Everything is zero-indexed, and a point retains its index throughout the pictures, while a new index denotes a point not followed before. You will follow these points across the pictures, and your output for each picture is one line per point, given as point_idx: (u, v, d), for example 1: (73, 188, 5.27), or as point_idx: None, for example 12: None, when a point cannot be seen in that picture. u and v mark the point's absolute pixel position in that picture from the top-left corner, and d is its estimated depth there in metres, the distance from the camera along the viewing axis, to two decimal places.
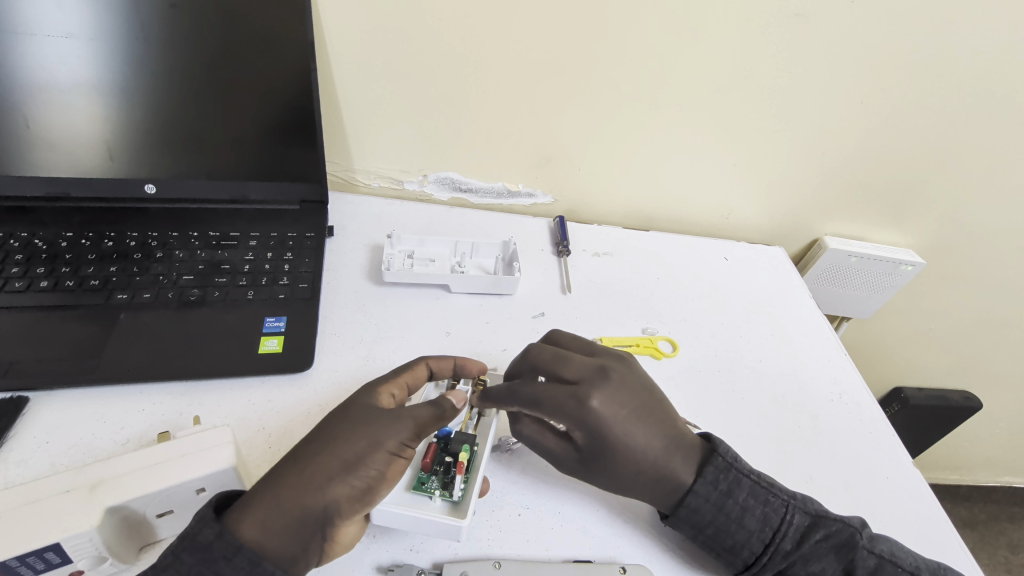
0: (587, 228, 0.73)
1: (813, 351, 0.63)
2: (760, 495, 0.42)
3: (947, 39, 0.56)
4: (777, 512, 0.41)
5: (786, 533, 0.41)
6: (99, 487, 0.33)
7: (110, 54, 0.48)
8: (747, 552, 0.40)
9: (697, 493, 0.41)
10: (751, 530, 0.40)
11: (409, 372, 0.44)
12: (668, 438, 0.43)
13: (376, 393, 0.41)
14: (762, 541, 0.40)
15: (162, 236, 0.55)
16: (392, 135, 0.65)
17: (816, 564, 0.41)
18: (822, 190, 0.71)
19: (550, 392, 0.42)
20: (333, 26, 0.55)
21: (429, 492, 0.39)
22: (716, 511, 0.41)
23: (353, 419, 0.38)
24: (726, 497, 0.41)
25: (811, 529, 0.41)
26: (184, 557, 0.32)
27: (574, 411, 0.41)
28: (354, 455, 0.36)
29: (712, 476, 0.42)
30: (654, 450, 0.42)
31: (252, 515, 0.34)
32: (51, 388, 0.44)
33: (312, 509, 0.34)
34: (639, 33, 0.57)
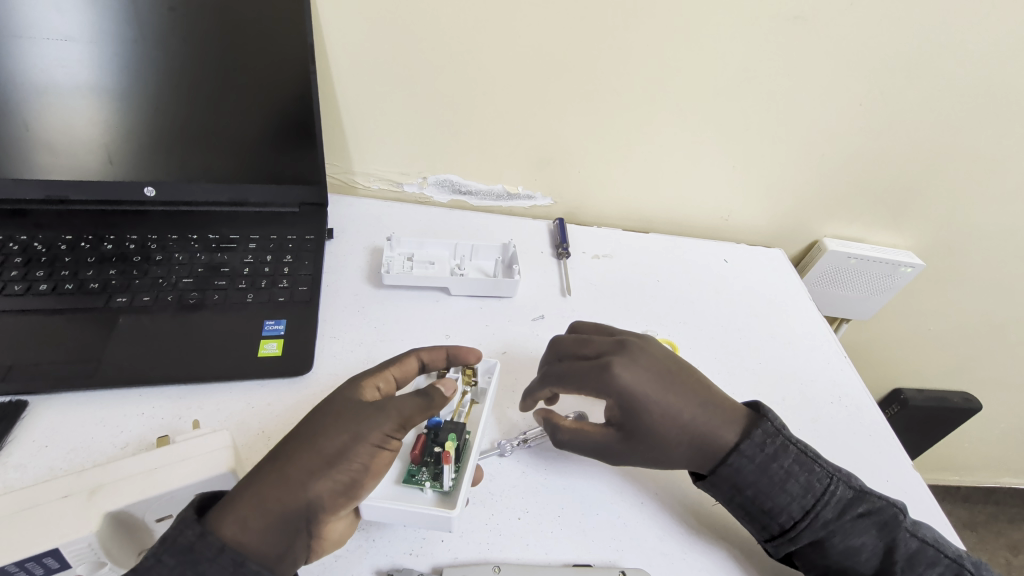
0: (587, 231, 0.73)
1: (812, 353, 0.63)
2: (806, 464, 0.41)
3: (947, 42, 0.56)
4: (822, 481, 0.41)
5: (829, 502, 0.40)
6: (98, 492, 0.33)
7: (110, 58, 0.48)
8: (785, 517, 0.40)
9: (742, 452, 0.41)
10: (794, 495, 0.40)
11: (395, 364, 0.44)
12: (702, 402, 0.43)
13: (359, 388, 0.40)
14: (802, 507, 0.40)
15: (161, 239, 0.55)
16: (392, 137, 0.65)
17: (856, 539, 0.39)
18: (821, 192, 0.71)
19: (571, 370, 0.45)
20: (333, 29, 0.55)
21: (419, 484, 0.39)
22: (760, 473, 0.41)
23: (333, 413, 0.38)
24: (771, 461, 0.41)
25: (854, 502, 0.40)
26: (165, 560, 0.31)
27: (597, 383, 0.43)
28: (335, 450, 0.36)
29: (759, 439, 0.42)
30: (687, 415, 0.42)
31: (232, 514, 0.33)
32: (50, 392, 0.44)
33: (295, 506, 0.34)
34: (639, 36, 0.57)
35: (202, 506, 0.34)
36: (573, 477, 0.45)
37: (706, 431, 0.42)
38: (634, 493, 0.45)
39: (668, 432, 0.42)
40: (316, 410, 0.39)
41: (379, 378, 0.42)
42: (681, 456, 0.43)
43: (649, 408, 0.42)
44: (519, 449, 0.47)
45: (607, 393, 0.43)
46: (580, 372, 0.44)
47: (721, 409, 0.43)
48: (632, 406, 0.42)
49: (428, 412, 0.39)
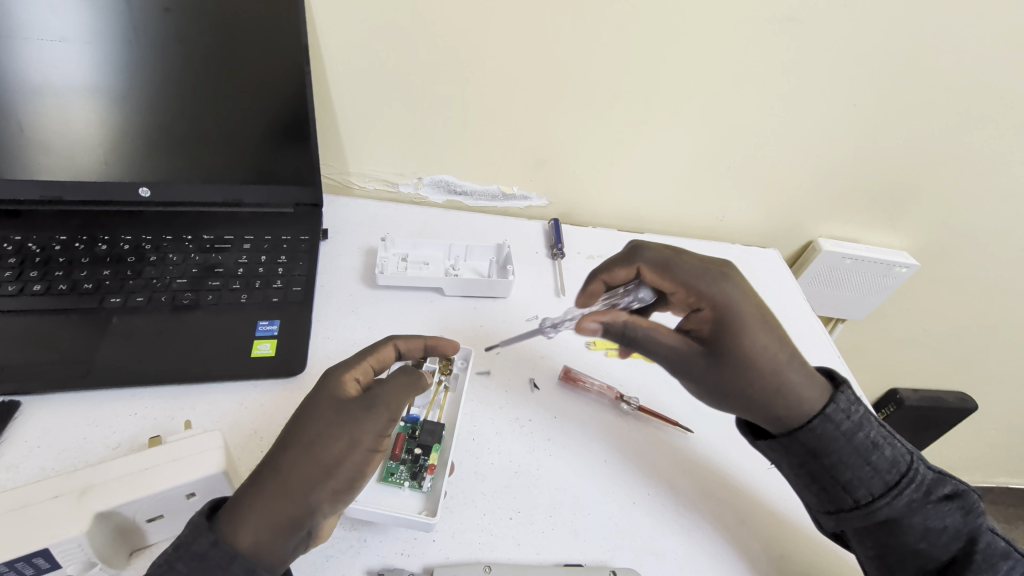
0: (582, 231, 0.73)
1: (805, 354, 0.63)
2: (891, 438, 0.41)
3: (940, 43, 0.57)
4: (905, 458, 0.41)
5: (913, 481, 0.40)
6: (88, 492, 0.33)
7: (104, 58, 0.48)
8: (864, 491, 0.40)
9: (828, 416, 0.41)
10: (878, 470, 0.40)
11: (374, 355, 0.43)
12: (793, 356, 0.42)
13: (342, 380, 0.39)
14: (885, 483, 0.40)
15: (156, 239, 0.55)
16: (386, 137, 0.65)
17: (937, 521, 0.39)
18: (816, 192, 0.71)
19: (688, 264, 0.46)
20: (328, 30, 0.55)
21: (398, 483, 0.41)
22: (844, 442, 0.40)
23: (322, 417, 0.36)
24: (858, 429, 0.41)
25: (937, 484, 0.40)
26: (177, 568, 0.30)
27: (705, 280, 0.44)
28: (335, 458, 0.35)
29: (845, 404, 0.41)
30: (783, 357, 0.42)
31: (242, 527, 0.32)
32: (42, 393, 0.44)
33: (298, 518, 0.34)
34: (632, 38, 0.57)
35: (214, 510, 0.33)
36: (564, 477, 0.45)
37: (793, 391, 0.41)
38: (624, 494, 0.45)
39: (755, 365, 0.42)
40: (303, 412, 0.37)
41: (359, 370, 0.41)
42: (756, 400, 0.42)
43: (746, 328, 0.42)
44: (509, 449, 0.47)
45: (710, 296, 0.44)
46: (688, 269, 0.46)
47: (807, 366, 0.43)
48: (732, 320, 0.42)
49: (413, 391, 0.40)
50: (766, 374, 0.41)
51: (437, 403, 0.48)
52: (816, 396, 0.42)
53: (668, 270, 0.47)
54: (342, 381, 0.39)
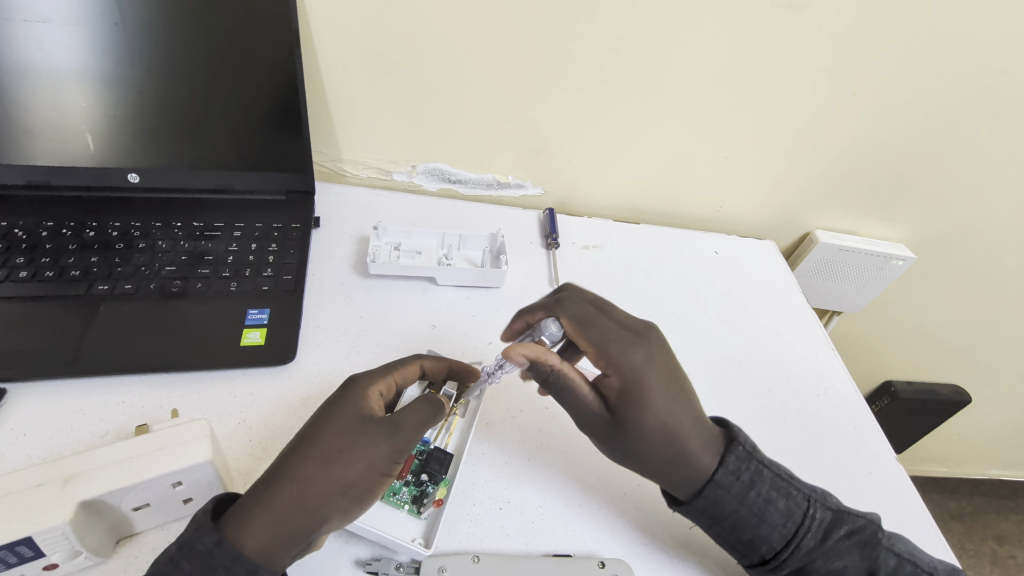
0: (577, 221, 0.73)
1: (800, 346, 0.63)
2: (783, 488, 0.41)
3: (943, 32, 0.56)
4: (800, 507, 0.40)
5: (809, 528, 0.40)
6: (72, 480, 0.33)
7: (87, 39, 0.47)
8: (766, 547, 0.40)
9: (718, 483, 0.40)
10: (774, 525, 0.40)
11: (400, 372, 0.42)
12: (694, 417, 0.41)
13: (366, 394, 0.39)
14: (783, 536, 0.40)
15: (145, 226, 0.55)
16: (380, 125, 0.64)
17: (839, 562, 0.40)
18: (813, 184, 0.71)
19: (604, 327, 0.43)
20: (318, 11, 0.54)
21: (398, 504, 0.40)
22: (738, 502, 0.40)
23: (342, 432, 0.36)
24: (749, 489, 0.40)
25: (834, 525, 0.40)
26: (183, 564, 0.31)
27: (617, 347, 0.42)
28: (352, 477, 0.35)
29: (735, 465, 0.40)
30: (681, 426, 0.40)
31: (251, 526, 0.32)
32: (28, 380, 0.43)
33: (307, 528, 0.33)
34: (630, 22, 0.56)
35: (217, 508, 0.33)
36: (553, 467, 0.45)
37: (686, 458, 0.40)
38: (616, 484, 0.45)
39: (650, 432, 0.40)
40: (325, 420, 0.37)
41: (383, 384, 0.41)
42: (651, 464, 0.40)
43: (651, 397, 0.40)
44: (500, 439, 0.47)
45: (621, 363, 0.41)
46: (603, 334, 0.43)
47: (705, 425, 0.41)
48: (636, 390, 0.40)
49: (436, 419, 0.39)
50: (661, 442, 0.40)
51: (448, 428, 0.45)
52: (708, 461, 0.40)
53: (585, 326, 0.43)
54: (368, 400, 0.38)
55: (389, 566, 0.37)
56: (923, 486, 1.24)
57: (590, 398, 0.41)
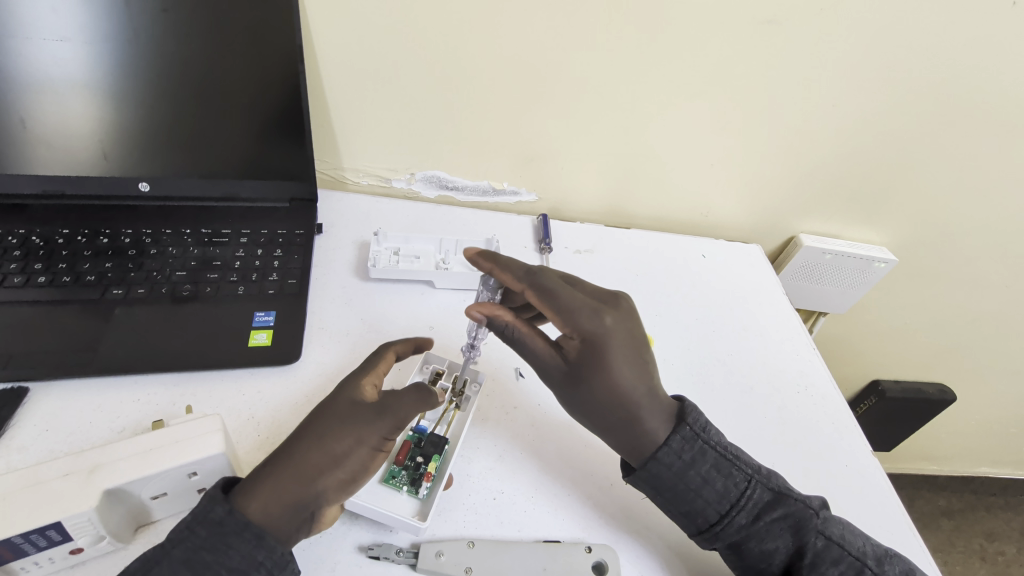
0: (570, 226, 0.75)
1: (782, 345, 0.65)
2: (724, 469, 0.43)
3: (915, 46, 0.59)
4: (739, 487, 0.43)
5: (744, 507, 0.42)
6: (97, 471, 0.35)
7: (102, 57, 0.50)
8: (702, 519, 0.43)
9: (659, 459, 0.43)
10: (709, 501, 0.43)
11: (388, 359, 0.45)
12: (649, 389, 0.44)
13: (359, 385, 0.42)
14: (718, 512, 0.42)
15: (156, 233, 0.57)
16: (380, 135, 0.67)
17: (771, 542, 0.42)
18: (798, 190, 0.74)
19: (556, 279, 0.44)
20: (320, 27, 0.57)
21: (397, 486, 0.42)
22: (677, 479, 0.43)
23: (338, 414, 0.39)
24: (688, 468, 0.43)
25: (770, 506, 0.43)
26: (198, 530, 0.34)
27: (575, 308, 0.43)
28: (342, 451, 0.38)
29: (678, 445, 0.43)
30: (636, 394, 0.44)
31: (257, 496, 0.36)
32: (49, 379, 0.46)
33: (303, 497, 0.36)
34: (617, 38, 0.58)
35: (228, 486, 0.36)
36: (544, 460, 0.48)
37: (637, 426, 0.44)
38: (604, 475, 0.48)
39: (605, 398, 0.44)
40: (325, 404, 0.40)
41: (375, 376, 0.43)
42: (605, 425, 0.45)
43: (611, 361, 0.43)
44: (493, 435, 0.49)
45: (583, 329, 0.43)
46: (558, 287, 0.44)
47: (660, 398, 0.45)
48: (598, 354, 0.43)
49: (426, 406, 0.40)
50: (613, 409, 0.44)
51: (446, 419, 0.48)
52: (657, 431, 0.44)
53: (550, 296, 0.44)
54: (362, 387, 0.42)
55: (389, 550, 0.40)
56: (914, 485, 1.26)
57: (548, 353, 0.45)
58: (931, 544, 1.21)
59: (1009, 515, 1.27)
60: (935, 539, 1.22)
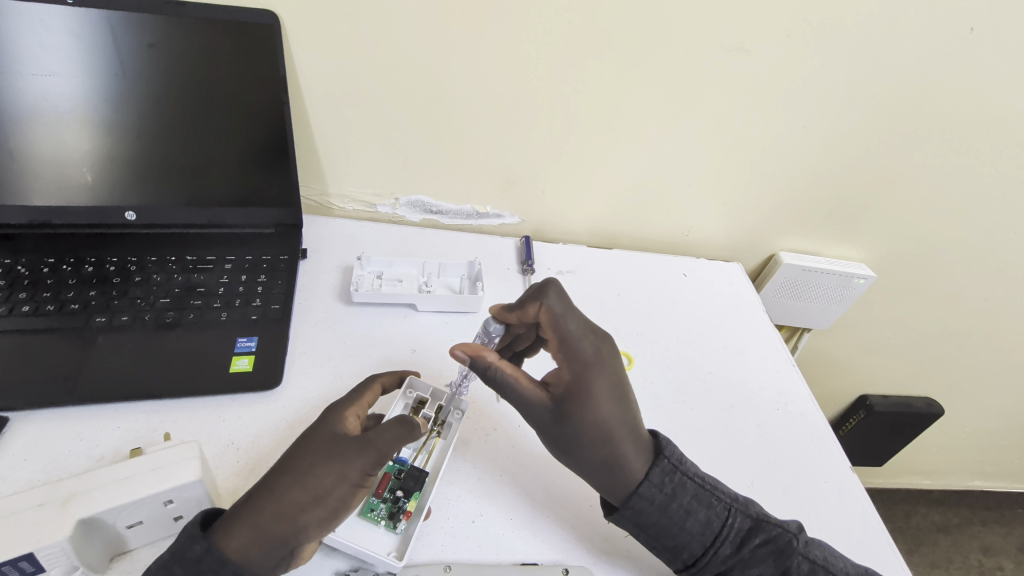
0: (553, 247, 0.76)
1: (761, 363, 0.66)
2: (703, 499, 0.44)
3: (879, 71, 0.61)
4: (719, 517, 0.44)
5: (726, 536, 0.43)
6: (71, 500, 0.36)
7: (88, 91, 0.51)
8: (688, 553, 0.43)
9: (642, 494, 0.43)
10: (693, 533, 0.43)
11: (369, 390, 0.46)
12: (631, 428, 0.45)
13: (342, 415, 0.42)
14: (702, 544, 0.43)
15: (141, 260, 0.58)
16: (364, 162, 0.68)
17: (755, 568, 0.43)
18: (775, 209, 0.75)
19: (571, 308, 0.45)
20: (305, 61, 0.58)
21: (375, 519, 0.43)
22: (659, 513, 0.43)
23: (319, 449, 0.39)
24: (670, 500, 0.43)
25: (751, 533, 0.44)
26: (175, 570, 0.35)
27: (579, 338, 0.45)
28: (324, 488, 0.38)
29: (657, 479, 0.44)
30: (618, 433, 0.44)
31: (236, 532, 0.36)
32: (29, 409, 0.46)
33: (284, 534, 0.37)
34: (592, 66, 0.60)
35: (206, 520, 0.37)
36: (524, 482, 0.48)
37: (620, 459, 0.43)
38: (583, 495, 0.48)
39: (589, 437, 0.44)
40: (308, 440, 0.40)
41: (358, 408, 0.44)
42: (590, 462, 0.44)
43: (596, 398, 0.44)
44: (473, 457, 0.49)
45: (575, 361, 0.44)
46: (570, 314, 0.45)
47: (640, 434, 0.45)
48: (584, 391, 0.44)
49: (411, 437, 0.41)
50: (597, 446, 0.43)
51: (427, 449, 0.48)
52: (638, 465, 0.44)
53: (561, 324, 0.45)
54: (344, 421, 0.42)
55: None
56: (909, 499, 1.26)
57: (533, 392, 0.45)
58: (928, 559, 1.21)
59: (1006, 529, 1.27)
60: (932, 554, 1.21)
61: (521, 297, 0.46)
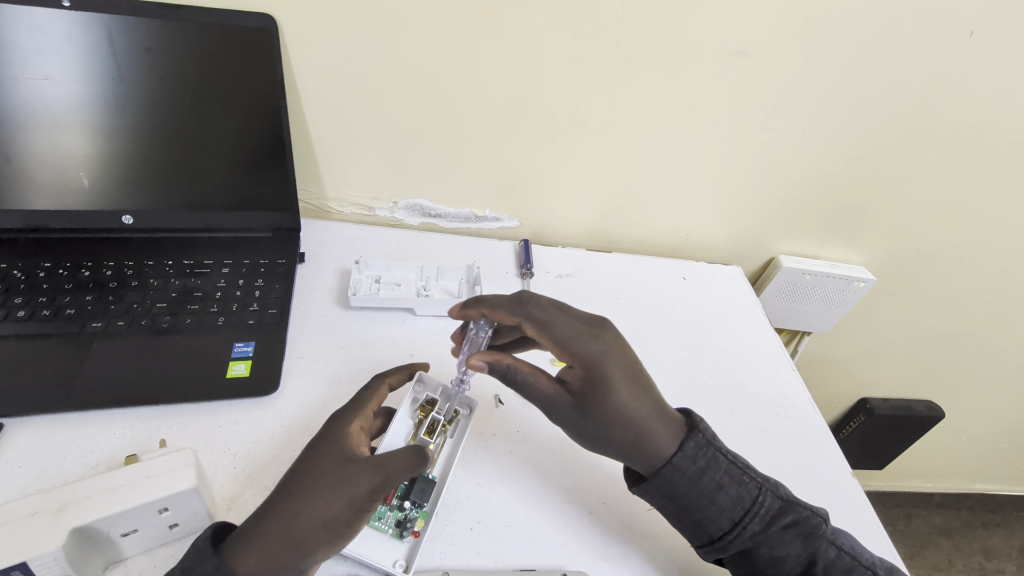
0: (552, 251, 0.76)
1: (761, 367, 0.66)
2: (736, 476, 0.44)
3: (879, 74, 0.61)
4: (750, 494, 0.43)
5: (757, 513, 0.43)
6: (64, 509, 0.35)
7: (84, 95, 0.51)
8: (714, 528, 0.43)
9: (675, 465, 0.43)
10: (723, 507, 0.43)
11: (376, 394, 0.46)
12: (653, 403, 0.45)
13: (347, 433, 0.42)
14: (731, 519, 0.43)
15: (138, 264, 0.58)
16: (363, 165, 0.68)
17: (782, 548, 0.43)
18: (775, 212, 0.75)
19: (551, 309, 0.45)
20: (303, 64, 0.58)
21: (382, 528, 0.43)
22: (691, 484, 0.43)
23: (328, 477, 0.39)
24: (702, 473, 0.43)
25: (781, 513, 0.43)
26: None
27: (574, 334, 0.44)
28: (332, 516, 0.38)
29: (692, 450, 0.44)
30: (643, 412, 0.44)
31: (245, 556, 0.36)
32: (24, 415, 0.46)
33: (293, 560, 0.37)
34: (591, 69, 0.60)
35: (215, 535, 0.37)
36: (523, 488, 0.48)
37: (649, 438, 0.43)
38: (582, 502, 0.48)
39: (614, 422, 0.44)
40: (316, 464, 0.40)
41: (362, 420, 0.44)
42: (620, 448, 0.44)
43: (614, 383, 0.44)
44: (470, 464, 0.49)
45: (581, 356, 0.44)
46: (553, 316, 0.45)
47: (665, 408, 0.45)
48: (600, 380, 0.44)
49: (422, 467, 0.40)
50: (625, 429, 0.44)
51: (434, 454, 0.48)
52: (668, 439, 0.44)
53: (550, 326, 0.45)
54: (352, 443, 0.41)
55: None
56: (910, 502, 1.25)
57: (550, 390, 0.46)
58: (929, 562, 1.21)
59: (1007, 532, 1.26)
60: (932, 557, 1.21)
61: (496, 304, 0.46)
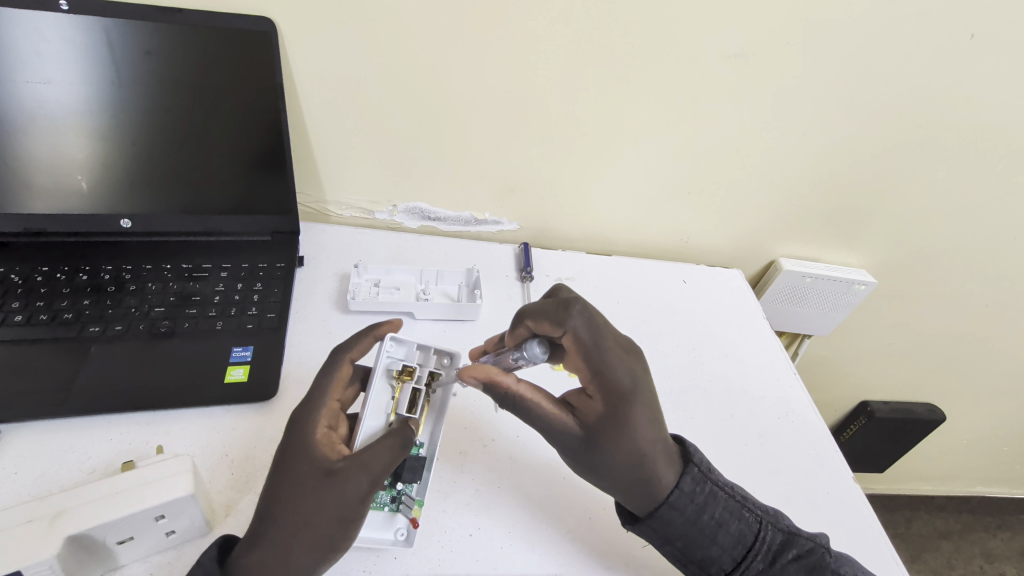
0: (552, 254, 0.76)
1: (762, 371, 0.66)
2: (734, 511, 0.44)
3: (879, 78, 0.60)
4: (751, 530, 0.44)
5: (759, 550, 0.43)
6: (60, 517, 0.35)
7: (83, 99, 0.51)
8: (717, 567, 0.43)
9: (673, 503, 0.43)
10: (724, 547, 0.43)
11: (336, 383, 0.43)
12: (661, 443, 0.44)
13: (314, 437, 0.40)
14: (733, 558, 0.43)
15: (136, 268, 0.57)
16: (362, 169, 0.68)
17: None
18: (775, 216, 0.75)
19: (600, 332, 0.43)
20: (302, 68, 0.58)
21: (378, 505, 0.44)
22: (690, 524, 0.43)
23: (311, 492, 0.38)
24: (701, 512, 0.43)
25: (784, 547, 0.43)
26: None
27: (613, 363, 0.43)
28: (329, 530, 0.38)
29: (689, 487, 0.44)
30: (651, 450, 0.43)
31: None
32: (21, 421, 0.46)
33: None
34: (591, 73, 0.60)
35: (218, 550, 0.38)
36: (522, 495, 0.48)
37: (652, 476, 0.43)
38: (581, 509, 0.48)
39: (622, 457, 0.43)
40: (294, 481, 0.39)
41: (325, 418, 0.42)
42: (620, 481, 0.43)
43: (635, 418, 0.43)
44: (470, 471, 0.49)
45: (615, 385, 0.43)
46: (600, 339, 0.43)
47: (668, 447, 0.45)
48: (624, 412, 0.43)
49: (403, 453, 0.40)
50: (631, 464, 0.43)
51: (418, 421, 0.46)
52: (668, 478, 0.44)
53: (593, 351, 0.43)
54: (324, 448, 0.40)
55: None
56: (910, 505, 1.25)
57: (558, 416, 0.44)
58: (929, 566, 1.20)
59: (1008, 535, 1.26)
60: (933, 561, 1.21)
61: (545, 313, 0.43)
